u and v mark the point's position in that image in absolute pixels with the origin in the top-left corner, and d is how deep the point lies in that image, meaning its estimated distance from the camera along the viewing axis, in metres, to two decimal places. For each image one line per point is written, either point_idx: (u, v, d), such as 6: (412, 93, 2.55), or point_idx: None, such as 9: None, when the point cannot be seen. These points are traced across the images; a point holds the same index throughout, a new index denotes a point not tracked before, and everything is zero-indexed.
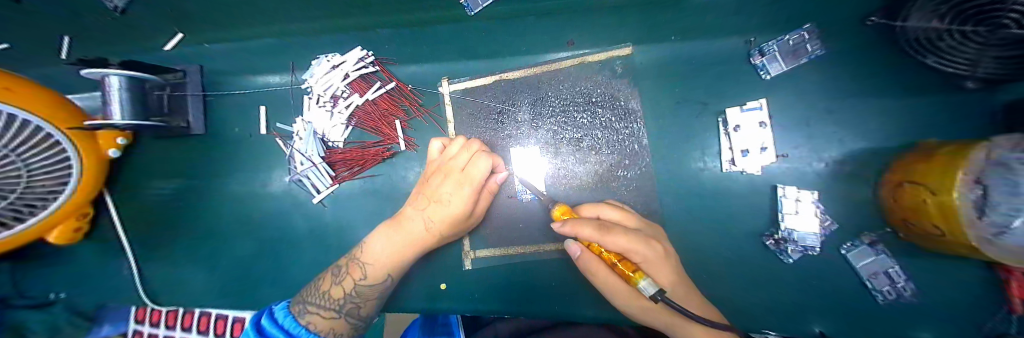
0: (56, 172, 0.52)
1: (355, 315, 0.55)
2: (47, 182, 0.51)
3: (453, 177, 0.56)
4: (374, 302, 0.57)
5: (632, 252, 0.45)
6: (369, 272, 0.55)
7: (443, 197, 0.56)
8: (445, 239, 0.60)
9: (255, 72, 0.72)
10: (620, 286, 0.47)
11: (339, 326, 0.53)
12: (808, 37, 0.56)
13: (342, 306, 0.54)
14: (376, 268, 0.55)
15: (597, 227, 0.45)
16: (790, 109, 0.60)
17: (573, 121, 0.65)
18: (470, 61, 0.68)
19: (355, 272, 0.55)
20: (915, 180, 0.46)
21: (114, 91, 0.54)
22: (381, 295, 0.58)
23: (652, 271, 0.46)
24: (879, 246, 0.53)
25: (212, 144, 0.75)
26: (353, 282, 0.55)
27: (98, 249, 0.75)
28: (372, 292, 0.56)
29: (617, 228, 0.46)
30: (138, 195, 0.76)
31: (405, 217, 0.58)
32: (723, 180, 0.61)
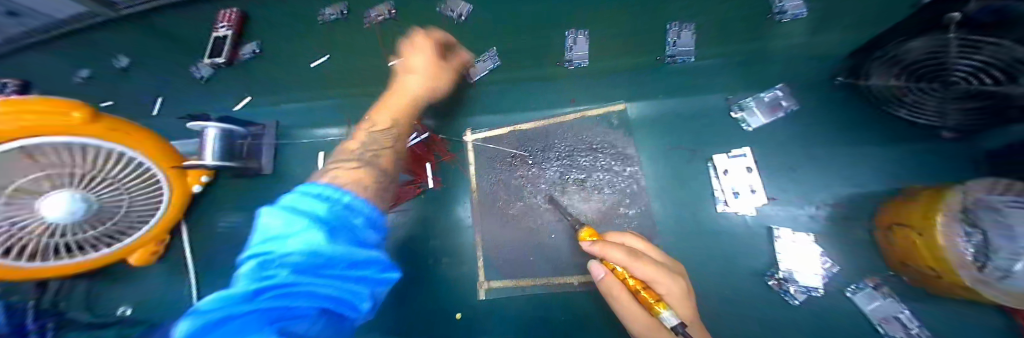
0: (149, 202, 0.66)
1: (373, 165, 0.54)
2: (141, 211, 0.65)
3: (415, 67, 0.67)
4: (390, 155, 0.58)
5: (658, 282, 0.47)
6: (378, 123, 0.63)
7: (411, 69, 0.68)
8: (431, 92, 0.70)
9: (319, 125, 0.90)
10: (639, 315, 0.47)
11: (361, 173, 0.50)
12: (782, 95, 0.66)
13: (363, 155, 0.55)
14: (387, 115, 0.64)
15: (629, 252, 0.47)
16: (777, 155, 0.65)
17: (577, 164, 0.74)
18: (489, 115, 0.81)
19: (361, 139, 0.60)
20: (902, 223, 0.50)
21: (208, 140, 0.71)
22: (394, 142, 0.61)
23: (675, 305, 0.47)
24: (884, 290, 0.54)
25: (273, 182, 0.90)
26: (361, 141, 0.59)
27: (167, 271, 0.87)
28: (385, 138, 0.61)
29: (647, 259, 0.48)
30: (207, 223, 0.90)
31: (382, 107, 0.66)
32: (719, 220, 0.65)
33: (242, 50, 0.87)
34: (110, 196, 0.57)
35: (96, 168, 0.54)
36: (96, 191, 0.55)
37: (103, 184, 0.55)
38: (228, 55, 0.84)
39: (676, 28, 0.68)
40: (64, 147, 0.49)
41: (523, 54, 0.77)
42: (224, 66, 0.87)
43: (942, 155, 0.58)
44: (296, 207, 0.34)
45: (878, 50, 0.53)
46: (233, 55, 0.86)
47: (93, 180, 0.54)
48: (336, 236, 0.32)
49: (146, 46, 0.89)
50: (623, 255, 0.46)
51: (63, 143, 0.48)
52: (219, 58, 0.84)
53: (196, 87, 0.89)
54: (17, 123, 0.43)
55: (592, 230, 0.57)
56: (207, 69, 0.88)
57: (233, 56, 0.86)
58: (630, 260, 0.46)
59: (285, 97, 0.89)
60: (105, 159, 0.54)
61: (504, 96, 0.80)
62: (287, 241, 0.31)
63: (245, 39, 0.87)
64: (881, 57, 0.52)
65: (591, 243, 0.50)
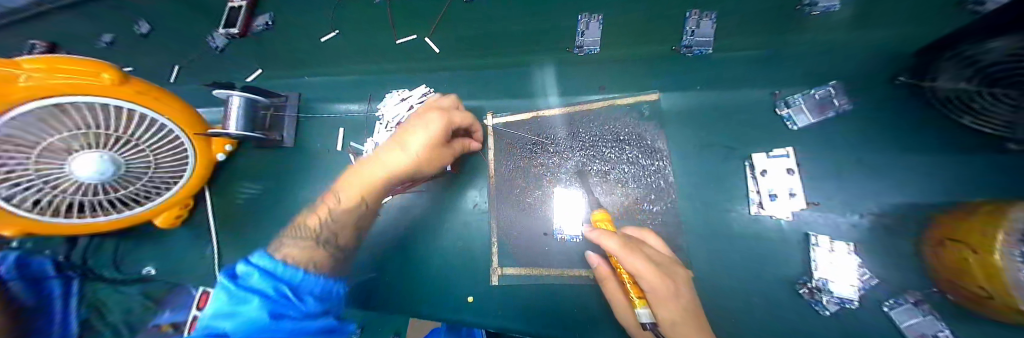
0: (175, 168, 0.67)
1: (331, 243, 0.52)
2: (167, 176, 0.66)
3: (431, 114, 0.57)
4: (350, 230, 0.57)
5: (643, 278, 0.46)
6: (343, 199, 0.56)
7: (404, 139, 0.57)
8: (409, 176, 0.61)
9: (339, 100, 0.89)
10: (619, 297, 0.57)
11: (318, 255, 0.47)
12: (834, 93, 0.60)
13: (320, 233, 0.52)
14: (350, 192, 0.56)
15: (623, 243, 0.49)
16: (819, 158, 0.61)
17: (601, 155, 0.71)
18: (513, 100, 0.79)
19: (331, 202, 0.56)
20: (955, 238, 0.46)
21: (235, 107, 0.71)
22: (356, 221, 0.58)
23: (659, 306, 0.46)
24: (925, 306, 0.50)
25: (294, 155, 0.90)
26: (329, 210, 0.55)
27: (192, 234, 0.90)
28: (348, 218, 0.56)
29: (638, 253, 0.48)
30: (229, 192, 0.92)
31: (375, 157, 0.58)
32: (750, 223, 0.62)
33: (255, 22, 0.86)
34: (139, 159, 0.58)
35: (126, 131, 0.54)
36: (127, 154, 0.56)
37: (133, 147, 0.56)
38: (242, 27, 0.84)
39: (697, 17, 0.64)
40: (88, 105, 0.51)
41: (553, 36, 0.72)
42: (238, 37, 0.86)
43: None
44: (247, 282, 0.36)
45: (948, 50, 0.48)
46: (247, 27, 0.85)
47: (124, 144, 0.55)
48: (282, 314, 0.35)
49: (172, 12, 0.88)
50: (615, 244, 0.49)
51: (87, 103, 0.50)
52: (234, 29, 0.83)
53: (222, 57, 0.89)
54: (43, 81, 0.47)
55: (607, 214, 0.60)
56: (221, 40, 0.87)
57: (247, 28, 0.86)
58: (619, 251, 0.48)
59: (308, 71, 0.89)
60: (137, 124, 0.56)
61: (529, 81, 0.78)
62: (237, 313, 0.33)
63: (259, 10, 0.86)
64: (952, 56, 0.47)
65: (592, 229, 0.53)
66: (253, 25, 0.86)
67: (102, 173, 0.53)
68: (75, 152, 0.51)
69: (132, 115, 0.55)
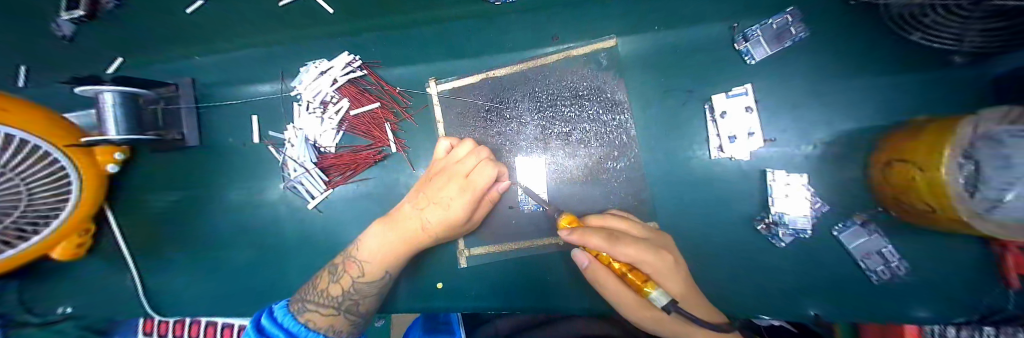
0: (55, 190, 0.53)
1: (354, 312, 0.57)
2: (48, 201, 0.52)
3: (455, 182, 0.56)
4: (373, 296, 0.59)
5: (642, 261, 0.43)
6: (366, 269, 0.56)
7: (442, 200, 0.57)
8: (438, 240, 0.60)
9: (247, 82, 0.73)
10: (626, 297, 0.45)
11: (338, 323, 0.55)
12: (793, 21, 0.56)
13: (341, 303, 0.55)
14: (372, 263, 0.56)
15: (606, 236, 0.43)
16: (776, 92, 0.59)
17: (561, 115, 0.65)
18: (456, 61, 0.68)
19: (352, 270, 0.56)
20: (901, 158, 0.47)
21: (108, 108, 0.55)
22: (380, 290, 0.59)
23: (663, 282, 0.44)
24: (871, 226, 0.53)
25: (208, 155, 0.76)
26: (351, 279, 0.56)
27: (98, 264, 0.76)
28: (370, 288, 0.57)
29: (626, 239, 0.44)
30: (135, 208, 0.77)
31: (401, 215, 0.59)
32: (712, 167, 0.61)
33: None
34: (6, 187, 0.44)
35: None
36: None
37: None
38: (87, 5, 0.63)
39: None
40: None
41: None
42: (88, 21, 0.66)
43: (959, 85, 0.53)
44: None
45: None
46: (94, 6, 0.65)
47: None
48: None
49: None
50: (600, 240, 0.41)
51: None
52: (77, 10, 0.63)
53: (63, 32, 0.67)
54: None
55: (572, 215, 0.49)
56: (68, 26, 0.65)
57: (94, 8, 0.65)
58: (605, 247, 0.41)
59: (193, 48, 0.70)
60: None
61: (472, 38, 0.66)
62: None
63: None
64: None
65: (568, 232, 0.44)
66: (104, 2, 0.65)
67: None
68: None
69: None
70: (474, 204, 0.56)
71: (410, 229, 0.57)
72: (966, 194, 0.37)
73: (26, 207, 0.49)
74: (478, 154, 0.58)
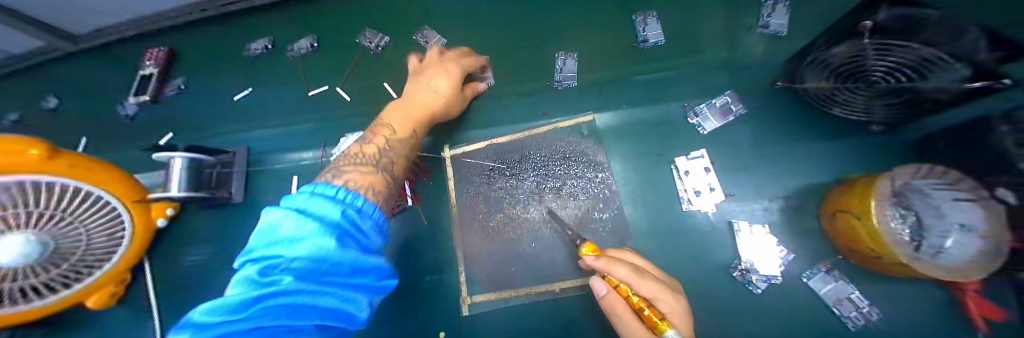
0: (110, 239, 0.63)
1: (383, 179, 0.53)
2: (102, 249, 0.62)
3: (447, 66, 0.69)
4: (404, 161, 0.61)
5: (661, 300, 0.46)
6: (394, 129, 0.61)
7: (431, 85, 0.66)
8: (444, 115, 0.71)
9: (292, 149, 0.88)
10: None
11: (375, 187, 0.50)
12: (732, 101, 0.71)
13: (377, 159, 0.55)
14: (404, 122, 0.63)
15: (631, 269, 0.46)
16: (731, 154, 0.70)
17: (552, 173, 0.77)
18: (466, 131, 0.83)
19: (383, 131, 0.61)
20: (842, 209, 0.55)
21: (175, 171, 0.69)
22: (409, 154, 0.63)
23: (679, 325, 0.45)
24: (835, 273, 0.58)
25: (245, 211, 0.86)
26: (383, 138, 0.59)
27: (122, 314, 0.81)
28: (399, 145, 0.60)
29: (650, 276, 0.48)
30: (174, 258, 0.86)
31: (411, 100, 0.65)
32: (687, 218, 0.68)
33: (171, 85, 0.89)
34: (70, 235, 0.56)
35: (56, 206, 0.53)
36: (53, 229, 0.54)
37: (60, 221, 0.54)
38: (153, 92, 0.86)
39: (563, 57, 0.78)
40: (20, 186, 0.50)
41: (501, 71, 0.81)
42: (151, 103, 0.88)
43: (871, 149, 0.65)
44: (307, 210, 0.36)
45: (807, 56, 0.59)
46: (158, 92, 0.88)
47: (51, 219, 0.53)
48: (347, 244, 0.35)
49: (123, 80, 0.89)
50: (627, 272, 0.44)
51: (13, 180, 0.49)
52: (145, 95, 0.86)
53: (166, 116, 0.89)
54: None
55: (595, 245, 0.55)
56: (132, 107, 0.88)
57: (159, 92, 0.88)
58: (630, 276, 0.44)
59: (258, 124, 0.89)
60: (68, 198, 0.55)
61: (478, 114, 0.83)
62: (296, 242, 0.33)
63: (172, 75, 0.89)
64: (811, 62, 0.58)
65: (593, 257, 0.48)
66: (166, 89, 0.88)
67: (26, 256, 0.49)
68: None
69: (66, 190, 0.55)
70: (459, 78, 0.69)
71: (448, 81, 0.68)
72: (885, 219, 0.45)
73: (83, 252, 0.59)
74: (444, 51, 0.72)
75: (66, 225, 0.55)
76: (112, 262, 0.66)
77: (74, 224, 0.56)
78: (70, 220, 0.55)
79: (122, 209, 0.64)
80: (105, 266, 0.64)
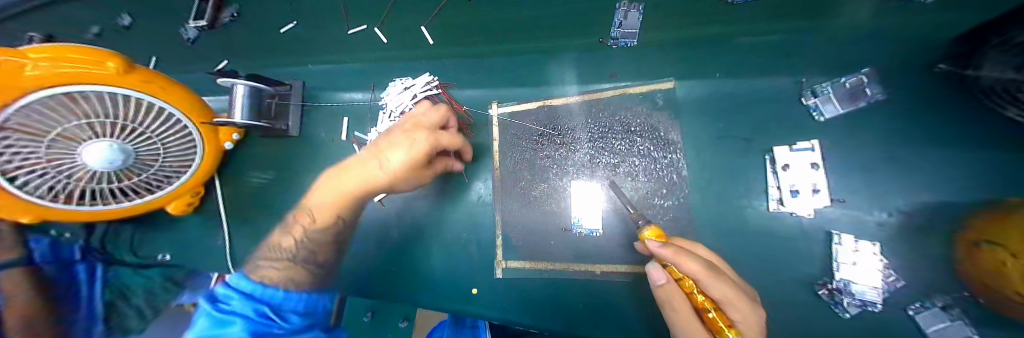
0: (183, 156, 0.67)
1: (312, 263, 0.56)
2: (176, 164, 0.67)
3: (411, 127, 0.56)
4: (327, 247, 0.60)
5: (737, 307, 0.37)
6: (315, 216, 0.57)
7: (381, 156, 0.54)
8: (388, 189, 0.57)
9: (342, 89, 0.87)
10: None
11: (288, 273, 0.51)
12: (868, 81, 0.55)
13: (295, 255, 0.54)
14: (324, 209, 0.57)
15: (706, 265, 0.37)
16: (843, 153, 0.58)
17: (610, 147, 0.69)
18: (519, 89, 0.76)
19: (303, 219, 0.58)
20: (991, 240, 0.43)
21: (239, 96, 0.71)
22: (333, 236, 0.60)
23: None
24: (955, 312, 0.47)
25: (299, 144, 0.90)
26: (303, 227, 0.57)
27: (201, 223, 0.92)
28: (321, 236, 0.58)
29: (726, 278, 0.39)
30: (236, 180, 0.92)
31: (348, 168, 0.57)
32: (767, 219, 0.59)
33: (225, 13, 0.84)
34: (148, 148, 0.59)
35: (128, 118, 0.55)
36: (132, 141, 0.57)
37: (140, 135, 0.57)
38: (210, 19, 0.82)
39: (624, 8, 0.61)
40: (98, 95, 0.51)
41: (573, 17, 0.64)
42: (209, 29, 0.85)
43: None
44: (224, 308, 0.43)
45: (1000, 31, 0.40)
46: (215, 19, 0.84)
47: (130, 132, 0.56)
48: (262, 331, 0.42)
49: None
50: (699, 268, 0.36)
51: (94, 92, 0.50)
52: (202, 21, 0.82)
53: (218, 39, 0.87)
54: (49, 70, 0.46)
55: (660, 230, 0.48)
56: (193, 31, 0.85)
57: (216, 19, 0.84)
58: (700, 275, 0.36)
59: (305, 56, 0.85)
60: (138, 111, 0.56)
61: (537, 70, 0.74)
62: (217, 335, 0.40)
63: (228, 2, 0.84)
64: (999, 43, 0.40)
65: (659, 244, 0.41)
66: (223, 17, 0.84)
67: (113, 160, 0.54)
68: (89, 141, 0.52)
69: (140, 104, 0.56)
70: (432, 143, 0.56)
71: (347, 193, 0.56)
72: None
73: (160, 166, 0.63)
74: (412, 137, 0.54)
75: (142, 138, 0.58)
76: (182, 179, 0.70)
77: (149, 138, 0.58)
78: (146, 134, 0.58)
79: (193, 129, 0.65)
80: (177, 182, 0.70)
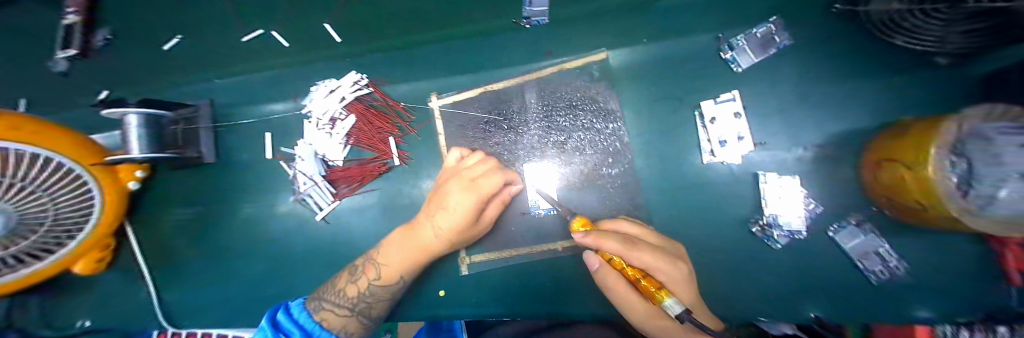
0: (80, 207, 0.58)
1: (367, 314, 0.59)
2: (73, 216, 0.56)
3: (462, 183, 0.59)
4: (384, 302, 0.61)
5: (657, 270, 0.44)
6: (383, 273, 0.59)
7: (450, 204, 0.58)
8: (455, 244, 0.61)
9: (259, 101, 0.77)
10: (638, 305, 0.46)
11: (350, 325, 0.57)
12: (776, 29, 0.59)
13: (355, 305, 0.58)
14: (388, 269, 0.59)
15: (621, 241, 0.44)
16: (764, 98, 0.61)
17: (556, 125, 0.67)
18: (455, 76, 0.71)
19: (370, 272, 0.60)
20: (891, 158, 0.47)
21: (133, 128, 0.59)
22: (392, 296, 0.61)
23: (676, 289, 0.44)
24: (867, 227, 0.53)
25: (222, 172, 0.79)
26: (368, 280, 0.59)
27: (117, 278, 0.79)
28: (383, 292, 0.60)
29: (642, 245, 0.45)
30: (152, 224, 0.80)
31: (419, 223, 0.61)
32: (704, 171, 0.62)
33: (96, 37, 0.71)
34: (34, 205, 0.50)
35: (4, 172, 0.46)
36: (13, 200, 0.47)
37: (20, 191, 0.48)
38: (80, 45, 0.69)
39: None
40: None
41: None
42: (81, 59, 0.72)
43: (940, 85, 0.53)
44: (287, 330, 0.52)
45: None
46: (86, 44, 0.70)
47: (13, 189, 0.47)
48: None
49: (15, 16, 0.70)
50: (617, 244, 0.43)
51: None
52: (71, 49, 0.69)
53: (98, 67, 0.74)
54: None
55: (587, 218, 0.49)
56: (63, 63, 0.72)
57: (86, 45, 0.70)
58: (622, 249, 0.43)
59: (207, 72, 0.74)
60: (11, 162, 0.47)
61: (470, 54, 0.70)
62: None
63: (98, 23, 0.71)
64: None
65: (582, 234, 0.44)
66: (94, 40, 0.71)
67: None
68: None
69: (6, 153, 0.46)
70: (479, 208, 0.58)
71: (422, 245, 0.59)
72: (957, 192, 0.36)
73: (50, 223, 0.53)
74: (475, 192, 0.57)
75: (23, 193, 0.48)
76: (88, 231, 0.61)
77: (31, 192, 0.49)
78: (26, 188, 0.48)
79: (85, 174, 0.57)
80: (82, 234, 0.60)
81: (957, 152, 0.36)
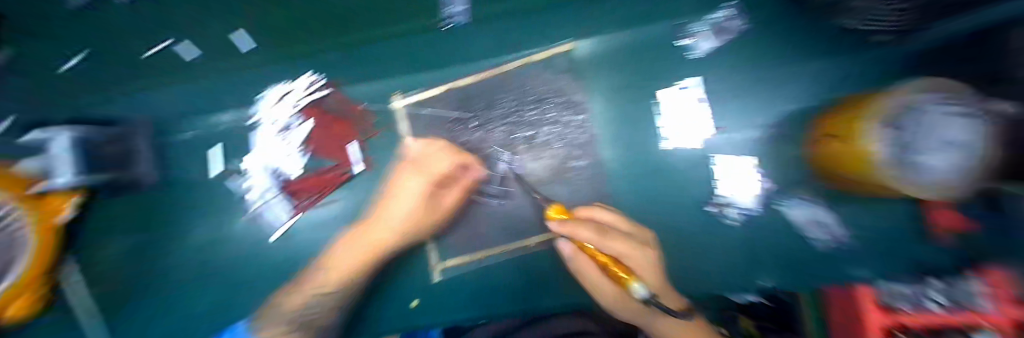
0: None
1: (314, 323, 0.60)
2: None
3: (416, 170, 0.66)
4: (333, 311, 0.61)
5: (627, 257, 0.52)
6: (327, 276, 0.61)
7: (403, 187, 0.65)
8: (410, 241, 0.64)
9: (194, 114, 0.69)
10: (608, 291, 0.54)
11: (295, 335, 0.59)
12: (733, 16, 0.60)
13: (302, 314, 0.60)
14: (337, 272, 0.61)
15: (596, 230, 0.54)
16: (720, 83, 0.62)
17: (525, 119, 0.67)
18: (417, 75, 0.68)
19: (321, 271, 0.63)
20: (831, 133, 0.51)
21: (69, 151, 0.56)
22: (343, 301, 0.61)
23: (642, 274, 0.51)
24: (810, 198, 0.58)
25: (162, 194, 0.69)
26: (324, 274, 0.62)
27: None
28: (330, 300, 0.60)
29: (613, 235, 0.55)
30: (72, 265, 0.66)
31: (375, 220, 0.65)
32: (669, 156, 0.64)
33: None
34: None
35: None
36: None
37: None
38: None
39: None
40: None
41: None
42: None
43: (884, 62, 0.55)
44: None
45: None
46: None
47: None
48: None
49: None
50: (590, 233, 0.53)
51: None
52: None
53: None
54: None
55: (561, 207, 0.60)
56: None
57: None
58: (594, 238, 0.53)
59: None
60: None
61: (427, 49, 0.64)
62: None
63: None
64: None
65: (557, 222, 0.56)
66: None
67: None
68: None
69: None
70: (428, 196, 0.64)
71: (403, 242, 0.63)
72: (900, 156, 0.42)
73: None
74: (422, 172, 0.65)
75: None
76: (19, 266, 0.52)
77: None
78: None
79: None
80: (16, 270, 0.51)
81: (900, 126, 0.41)
